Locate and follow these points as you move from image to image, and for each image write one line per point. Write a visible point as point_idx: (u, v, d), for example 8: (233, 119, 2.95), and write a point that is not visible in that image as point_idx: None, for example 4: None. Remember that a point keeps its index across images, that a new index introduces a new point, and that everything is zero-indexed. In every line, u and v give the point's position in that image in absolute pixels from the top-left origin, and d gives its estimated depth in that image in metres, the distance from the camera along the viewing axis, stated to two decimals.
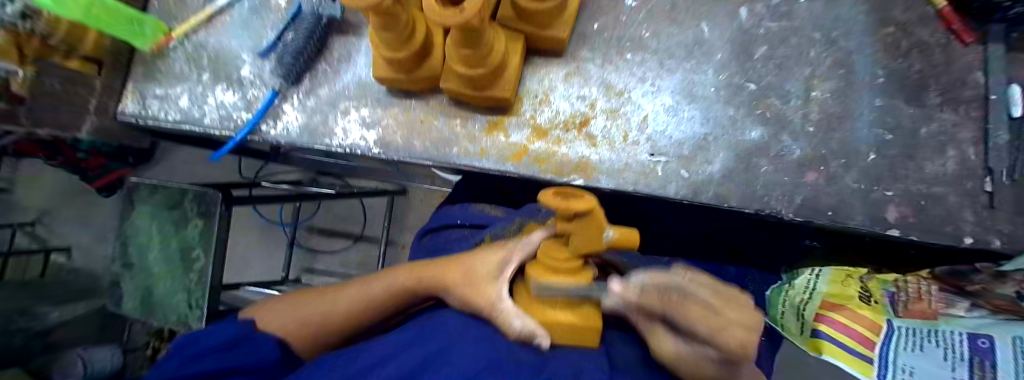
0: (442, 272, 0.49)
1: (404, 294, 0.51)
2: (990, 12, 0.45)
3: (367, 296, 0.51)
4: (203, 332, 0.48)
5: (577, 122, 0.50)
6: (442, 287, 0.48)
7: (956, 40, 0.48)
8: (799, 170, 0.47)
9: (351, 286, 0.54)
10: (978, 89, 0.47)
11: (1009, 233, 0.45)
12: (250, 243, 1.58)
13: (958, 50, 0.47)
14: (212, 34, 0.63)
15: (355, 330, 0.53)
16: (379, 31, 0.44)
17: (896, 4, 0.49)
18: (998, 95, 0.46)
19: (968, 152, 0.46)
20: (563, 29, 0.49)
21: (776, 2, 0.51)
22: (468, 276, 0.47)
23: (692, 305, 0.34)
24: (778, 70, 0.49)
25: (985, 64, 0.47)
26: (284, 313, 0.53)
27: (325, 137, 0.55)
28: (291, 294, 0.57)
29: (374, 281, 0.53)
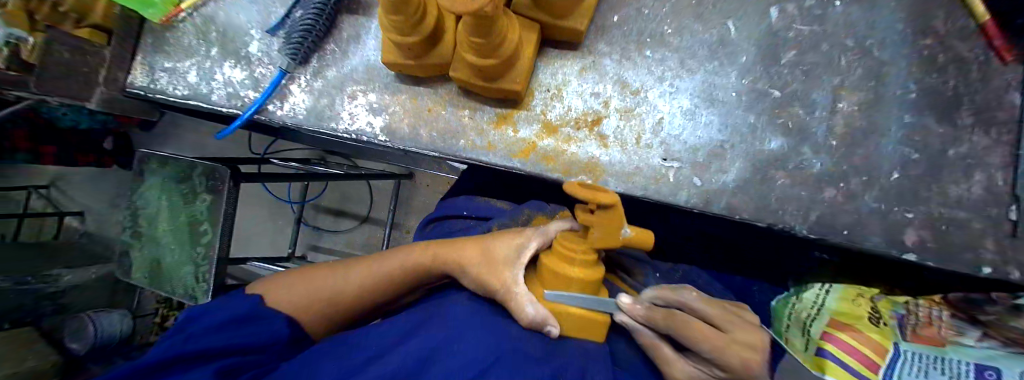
0: (457, 253, 0.48)
1: (416, 272, 0.50)
2: None
3: (380, 276, 0.51)
4: (209, 308, 0.48)
5: (588, 120, 0.49)
6: (457, 269, 0.48)
7: (996, 57, 0.43)
8: (817, 185, 0.46)
9: (360, 264, 0.53)
10: (1016, 110, 0.43)
11: None
12: (258, 218, 1.60)
13: (997, 67, 0.43)
14: (221, 6, 0.61)
15: (367, 307, 0.53)
16: (388, 14, 0.42)
17: (936, 15, 0.45)
18: None
19: (996, 178, 0.43)
20: (582, 21, 0.47)
21: (810, 4, 0.48)
22: (485, 257, 0.46)
23: (708, 332, 0.41)
24: (805, 77, 0.47)
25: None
26: (291, 287, 0.51)
27: (330, 121, 0.55)
28: (291, 270, 0.55)
29: (387, 257, 0.52)
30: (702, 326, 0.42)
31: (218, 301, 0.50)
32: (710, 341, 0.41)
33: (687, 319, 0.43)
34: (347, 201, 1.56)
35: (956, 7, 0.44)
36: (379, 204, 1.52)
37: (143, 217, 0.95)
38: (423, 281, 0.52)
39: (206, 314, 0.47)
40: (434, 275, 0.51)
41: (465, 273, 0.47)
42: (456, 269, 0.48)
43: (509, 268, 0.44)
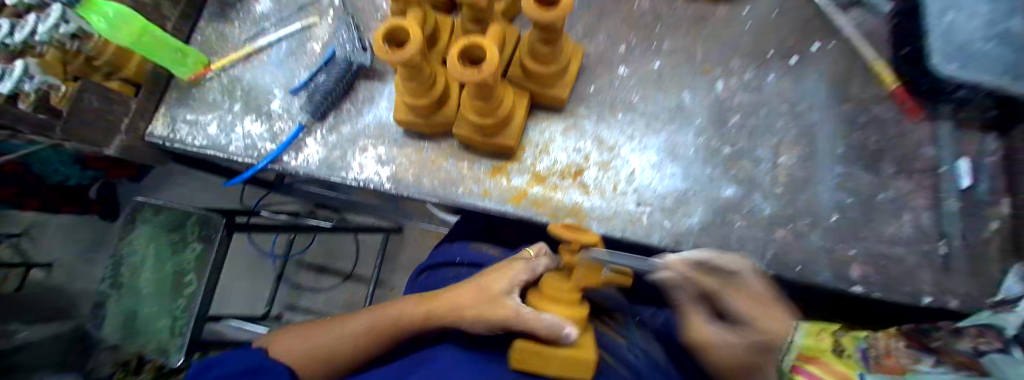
0: (456, 296, 0.50)
1: (417, 320, 0.52)
2: (937, 93, 0.54)
3: (384, 322, 0.53)
4: (218, 359, 0.49)
5: (572, 171, 0.56)
6: (456, 312, 0.50)
7: (908, 115, 0.57)
8: (769, 227, 0.53)
9: (365, 314, 0.55)
10: (930, 160, 0.55)
11: (965, 293, 0.50)
12: (236, 273, 1.55)
13: (909, 123, 0.57)
14: (248, 70, 0.70)
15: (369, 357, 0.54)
16: (404, 82, 0.51)
17: (855, 84, 0.59)
18: (947, 167, 0.54)
19: (922, 218, 0.53)
20: (564, 89, 0.56)
21: (747, 79, 0.59)
22: (483, 297, 0.48)
23: (741, 292, 0.48)
24: (750, 137, 0.56)
25: (937, 137, 0.55)
26: (298, 339, 0.53)
27: (341, 170, 0.60)
28: (297, 326, 0.57)
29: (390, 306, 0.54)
30: (742, 290, 0.48)
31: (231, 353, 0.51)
32: (738, 298, 0.48)
33: (723, 281, 0.49)
34: (332, 257, 1.55)
35: (869, 78, 0.59)
36: (365, 260, 1.53)
37: None
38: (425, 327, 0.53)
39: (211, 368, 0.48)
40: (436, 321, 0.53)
41: (464, 315, 0.49)
42: (456, 313, 0.50)
43: (504, 302, 0.47)
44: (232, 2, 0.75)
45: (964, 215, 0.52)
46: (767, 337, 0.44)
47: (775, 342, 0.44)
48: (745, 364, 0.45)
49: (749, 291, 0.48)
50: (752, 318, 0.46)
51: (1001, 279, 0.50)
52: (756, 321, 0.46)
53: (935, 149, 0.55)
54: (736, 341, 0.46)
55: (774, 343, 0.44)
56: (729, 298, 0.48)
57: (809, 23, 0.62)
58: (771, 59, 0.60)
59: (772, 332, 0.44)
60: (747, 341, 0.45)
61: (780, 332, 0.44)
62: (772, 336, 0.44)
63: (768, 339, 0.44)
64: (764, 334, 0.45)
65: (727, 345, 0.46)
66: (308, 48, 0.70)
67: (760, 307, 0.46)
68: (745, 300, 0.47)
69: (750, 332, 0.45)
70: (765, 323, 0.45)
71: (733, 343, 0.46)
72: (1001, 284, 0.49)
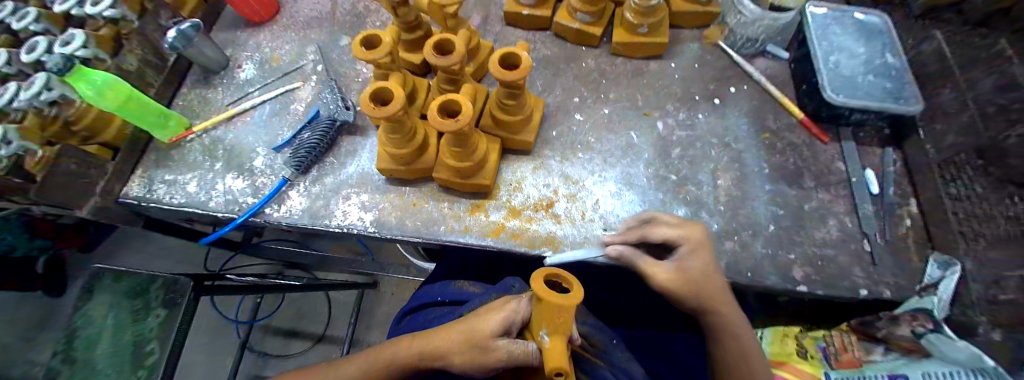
0: (443, 341, 0.44)
1: (405, 368, 0.47)
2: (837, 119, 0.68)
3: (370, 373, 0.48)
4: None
5: (544, 204, 0.62)
6: (446, 359, 0.44)
7: (819, 140, 0.69)
8: (719, 239, 0.60)
9: (345, 366, 0.49)
10: (841, 174, 0.66)
11: (893, 283, 0.58)
12: (195, 346, 1.43)
13: (821, 145, 0.68)
14: (230, 131, 0.74)
15: None
16: (387, 134, 0.56)
17: (770, 117, 0.71)
18: (858, 177, 0.65)
19: (843, 222, 0.62)
20: (530, 134, 0.64)
21: (682, 118, 0.70)
22: (470, 337, 0.42)
23: (668, 224, 0.51)
24: (692, 165, 0.65)
25: (843, 154, 0.67)
26: None
27: (324, 218, 0.63)
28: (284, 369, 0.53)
29: (372, 356, 0.48)
30: (667, 222, 0.51)
31: None
32: (665, 229, 0.50)
33: (652, 225, 0.51)
34: (303, 318, 1.48)
35: (782, 110, 0.72)
36: (337, 320, 1.46)
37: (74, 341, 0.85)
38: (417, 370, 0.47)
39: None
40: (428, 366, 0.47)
41: (454, 361, 0.43)
42: (445, 359, 0.44)
43: (493, 343, 0.40)
44: (216, 70, 0.80)
45: (874, 216, 0.63)
46: (687, 244, 0.48)
47: (702, 246, 0.49)
48: (691, 283, 0.48)
49: (666, 223, 0.51)
50: (674, 236, 0.49)
51: (922, 270, 0.59)
52: (682, 238, 0.49)
53: (845, 166, 0.67)
54: (695, 261, 0.48)
55: (694, 244, 0.49)
56: (654, 234, 0.50)
57: (725, 71, 0.75)
58: (699, 101, 0.72)
59: (687, 238, 0.48)
60: (682, 260, 0.49)
61: (700, 238, 0.49)
62: (693, 243, 0.49)
63: (697, 246, 0.48)
64: (692, 241, 0.49)
65: (681, 277, 0.48)
66: (290, 109, 0.75)
67: (677, 226, 0.50)
68: (667, 230, 0.50)
69: (687, 248, 0.48)
70: (676, 235, 0.49)
71: (676, 273, 0.48)
72: (923, 272, 0.58)
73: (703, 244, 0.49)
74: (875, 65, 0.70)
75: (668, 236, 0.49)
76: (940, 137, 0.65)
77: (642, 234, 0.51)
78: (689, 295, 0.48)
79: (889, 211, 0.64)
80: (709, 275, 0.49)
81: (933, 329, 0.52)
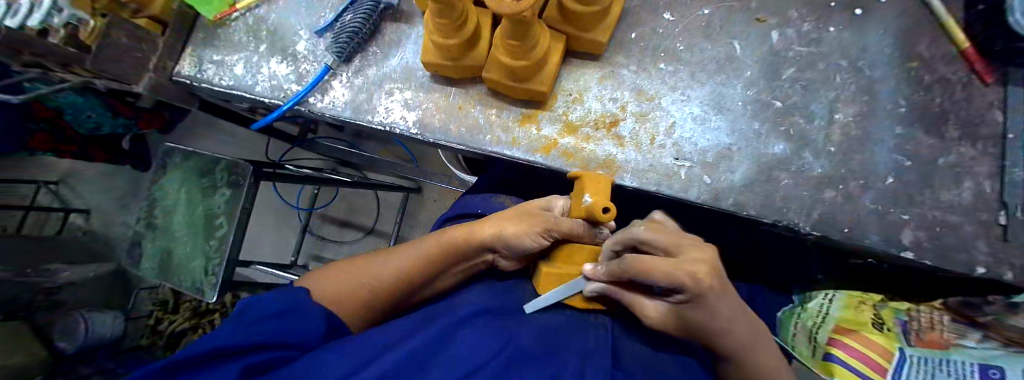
0: (498, 223, 0.47)
1: (456, 251, 0.49)
2: (1013, 56, 0.49)
3: (422, 257, 0.49)
4: (261, 295, 0.44)
5: (607, 122, 0.53)
6: (498, 236, 0.47)
7: (977, 80, 0.51)
8: (818, 186, 0.50)
9: (404, 248, 0.51)
10: (996, 127, 0.50)
11: (1021, 267, 0.46)
12: (264, 225, 1.59)
13: (979, 88, 0.51)
14: (274, 11, 0.68)
15: (411, 290, 0.51)
16: (434, 18, 0.47)
17: (927, 39, 0.53)
18: (1015, 134, 0.49)
19: (984, 186, 0.49)
20: (602, 34, 0.52)
21: (806, 29, 0.54)
22: (522, 215, 0.46)
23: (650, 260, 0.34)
24: (804, 91, 0.52)
25: (1004, 103, 0.50)
26: (339, 275, 0.49)
27: (367, 114, 0.59)
28: (338, 261, 0.53)
29: (429, 238, 0.51)
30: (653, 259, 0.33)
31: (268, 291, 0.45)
32: (657, 268, 0.33)
33: (638, 260, 0.34)
34: (354, 213, 1.57)
35: (939, 35, 0.53)
36: (386, 216, 1.54)
37: (161, 208, 0.97)
38: (466, 254, 0.50)
39: (197, 340, 0.40)
40: (479, 250, 0.49)
41: (507, 236, 0.46)
42: (499, 239, 0.47)
43: (542, 213, 0.44)
44: None
45: None
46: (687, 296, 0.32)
47: (711, 291, 0.32)
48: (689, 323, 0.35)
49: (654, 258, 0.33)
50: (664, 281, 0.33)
51: None
52: (681, 289, 0.32)
53: (1003, 117, 0.50)
54: (696, 308, 0.34)
55: (703, 294, 0.32)
56: (640, 279, 0.34)
57: None
58: (833, 9, 0.55)
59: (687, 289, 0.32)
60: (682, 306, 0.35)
61: (709, 281, 0.32)
62: (695, 292, 0.32)
63: (705, 293, 0.32)
64: (690, 290, 0.32)
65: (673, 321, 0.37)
66: None
67: (664, 269, 0.32)
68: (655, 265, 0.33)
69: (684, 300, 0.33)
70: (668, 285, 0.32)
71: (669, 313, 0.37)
72: None
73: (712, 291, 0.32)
74: None
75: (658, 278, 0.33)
76: None
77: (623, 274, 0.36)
78: (689, 332, 0.37)
79: None
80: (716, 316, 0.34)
81: None
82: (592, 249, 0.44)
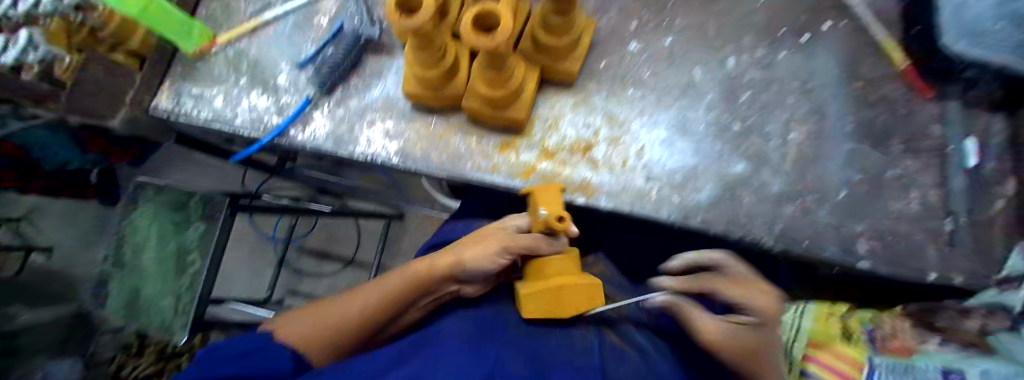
0: (462, 250, 0.50)
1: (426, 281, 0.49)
2: (945, 74, 0.55)
3: (385, 292, 0.49)
4: (227, 340, 0.44)
5: (581, 146, 0.56)
6: (458, 262, 0.49)
7: (920, 95, 0.57)
8: (778, 202, 0.53)
9: (371, 284, 0.51)
10: (937, 140, 0.55)
11: (968, 270, 0.51)
12: (238, 259, 1.54)
13: (922, 102, 0.56)
14: (255, 44, 0.70)
15: (383, 325, 0.50)
16: (415, 52, 0.50)
17: (868, 62, 0.58)
18: (955, 146, 0.55)
19: (929, 195, 0.53)
20: (574, 64, 0.55)
21: (759, 56, 0.59)
22: (481, 239, 0.49)
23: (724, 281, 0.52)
24: (761, 113, 0.57)
25: (944, 118, 0.56)
26: (307, 320, 0.48)
27: (348, 144, 0.60)
28: (303, 307, 0.52)
29: (396, 272, 0.51)
30: (733, 282, 0.51)
31: (237, 337, 0.45)
32: (732, 289, 0.50)
33: (722, 281, 0.52)
34: (333, 242, 1.54)
35: (879, 58, 0.58)
36: (367, 244, 1.53)
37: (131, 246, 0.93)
38: (434, 284, 0.50)
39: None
40: (447, 278, 0.51)
41: (468, 260, 0.48)
42: (465, 265, 0.49)
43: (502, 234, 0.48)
44: None
45: (964, 193, 0.53)
46: (755, 313, 0.48)
47: (772, 318, 0.48)
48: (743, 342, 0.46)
49: (727, 279, 0.52)
50: (740, 299, 0.49)
51: (1003, 259, 0.51)
52: (754, 305, 0.48)
53: (942, 130, 0.56)
54: (753, 325, 0.47)
55: (765, 319, 0.47)
56: (719, 292, 0.51)
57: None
58: (783, 37, 0.60)
59: (761, 310, 0.48)
60: (742, 325, 0.47)
61: (773, 312, 0.48)
62: (765, 316, 0.47)
63: (766, 314, 0.47)
64: (764, 313, 0.48)
65: (727, 337, 0.47)
66: (314, 21, 0.70)
67: (741, 291, 0.50)
68: (740, 288, 0.50)
69: (752, 317, 0.47)
70: (751, 303, 0.48)
71: (727, 332, 0.47)
72: (1004, 262, 0.51)
73: (767, 307, 0.48)
74: None
75: (738, 294, 0.50)
76: None
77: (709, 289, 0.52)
78: (740, 360, 0.46)
79: (981, 189, 0.54)
80: (764, 342, 0.46)
81: (1010, 327, 0.48)
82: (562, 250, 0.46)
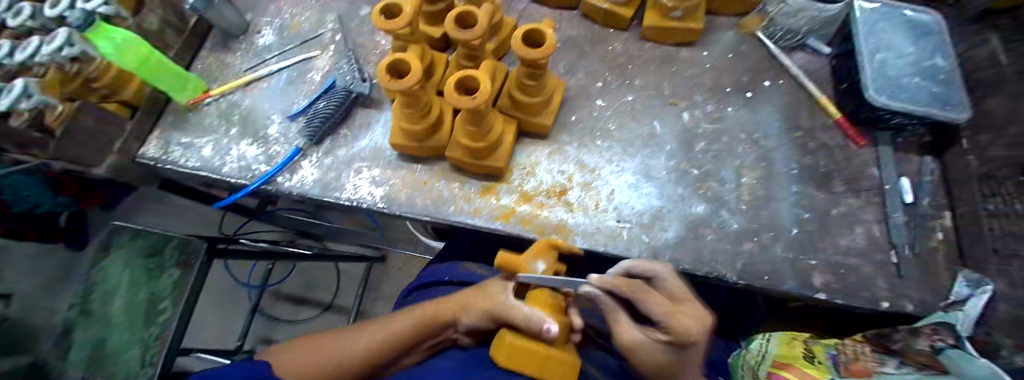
0: (462, 301, 0.53)
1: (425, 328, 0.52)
2: (871, 122, 0.62)
3: (394, 334, 0.52)
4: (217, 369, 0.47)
5: (556, 191, 0.60)
6: (459, 310, 0.52)
7: (853, 143, 0.64)
8: (737, 240, 0.57)
9: (369, 327, 0.54)
10: (874, 180, 0.62)
11: (917, 298, 0.54)
12: (209, 307, 1.48)
13: (855, 149, 0.63)
14: (247, 97, 0.73)
15: (377, 367, 0.53)
16: (402, 108, 0.54)
17: (805, 115, 0.66)
18: (891, 184, 0.61)
19: (873, 230, 0.59)
20: (548, 117, 0.61)
21: (709, 110, 0.66)
22: (479, 292, 0.52)
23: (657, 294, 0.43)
24: (715, 160, 0.63)
25: (879, 160, 0.62)
26: (301, 355, 0.51)
27: (335, 190, 0.62)
28: (302, 339, 0.56)
29: (396, 318, 0.54)
30: (656, 294, 0.42)
31: (228, 365, 0.48)
32: (658, 305, 0.41)
33: (643, 290, 0.43)
34: (312, 287, 1.51)
35: (815, 111, 0.66)
36: (347, 289, 1.49)
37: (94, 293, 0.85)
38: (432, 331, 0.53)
39: None
40: (445, 326, 0.53)
41: (467, 310, 0.51)
42: (463, 314, 0.52)
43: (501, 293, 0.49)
44: (235, 35, 0.79)
45: (905, 227, 0.58)
46: (673, 335, 0.39)
47: (695, 344, 0.39)
48: (669, 364, 0.41)
49: (653, 292, 0.43)
50: (664, 319, 0.40)
51: (949, 287, 0.55)
52: (681, 331, 0.38)
53: (878, 171, 0.62)
54: (670, 350, 0.40)
55: (682, 342, 0.39)
56: (641, 303, 0.42)
57: (761, 63, 0.70)
58: (729, 94, 0.68)
59: (688, 337, 0.38)
60: (658, 344, 0.41)
61: (699, 334, 0.39)
62: (682, 341, 0.39)
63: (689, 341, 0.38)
64: (675, 332, 0.39)
65: (649, 353, 0.42)
66: (307, 77, 0.75)
67: (674, 311, 0.40)
68: (662, 303, 0.41)
69: (668, 339, 0.40)
70: (672, 324, 0.39)
71: (645, 346, 0.42)
72: (950, 290, 0.55)
73: (690, 334, 0.38)
74: (924, 66, 0.62)
75: (659, 312, 0.41)
76: (983, 148, 0.58)
77: (635, 296, 0.43)
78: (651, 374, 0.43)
79: (918, 224, 0.59)
80: (684, 361, 0.41)
81: (953, 345, 0.48)
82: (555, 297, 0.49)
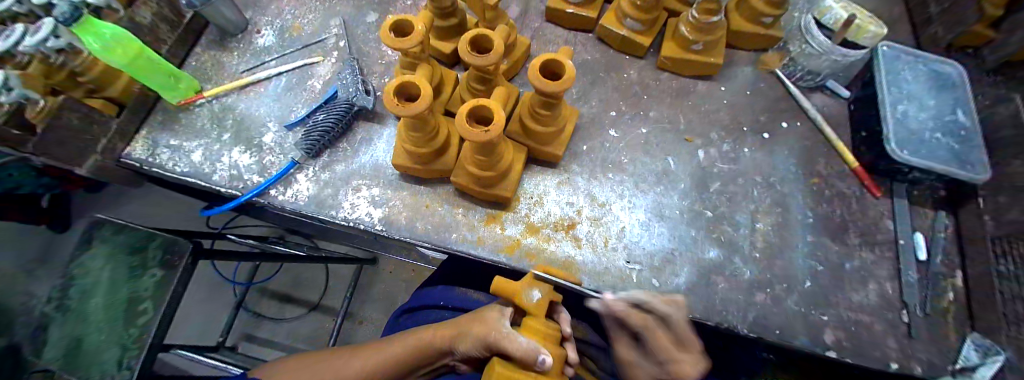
0: (461, 326, 0.49)
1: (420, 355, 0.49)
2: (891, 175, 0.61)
3: (388, 358, 0.48)
4: None
5: (565, 224, 0.58)
6: (455, 337, 0.48)
7: (869, 193, 0.62)
8: (749, 290, 0.55)
9: (360, 351, 0.50)
10: (888, 233, 0.60)
11: (927, 360, 0.52)
12: (191, 303, 1.43)
13: (871, 199, 0.62)
14: (243, 100, 0.70)
15: None
16: (408, 131, 0.51)
17: (822, 159, 0.65)
18: (906, 239, 0.59)
19: (885, 287, 0.57)
20: (560, 147, 0.58)
21: (725, 150, 0.64)
22: (479, 318, 0.48)
23: (665, 336, 0.46)
24: (729, 203, 0.61)
25: (893, 213, 0.61)
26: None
27: (331, 208, 0.59)
28: (290, 359, 0.52)
29: (390, 341, 0.50)
30: (666, 336, 0.46)
31: None
32: (662, 343, 0.46)
33: (652, 331, 0.46)
34: (298, 287, 1.46)
35: (832, 157, 0.65)
36: (334, 291, 1.45)
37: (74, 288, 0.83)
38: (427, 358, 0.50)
39: None
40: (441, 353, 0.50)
41: (464, 337, 0.48)
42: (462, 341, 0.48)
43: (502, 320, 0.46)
44: (233, 34, 0.75)
45: (918, 285, 0.57)
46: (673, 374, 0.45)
47: None
48: None
49: (663, 330, 0.46)
50: (665, 362, 0.46)
51: (958, 348, 0.53)
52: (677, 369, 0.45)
53: (893, 225, 0.60)
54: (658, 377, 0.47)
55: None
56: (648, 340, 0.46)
57: (779, 102, 0.68)
58: (746, 133, 0.66)
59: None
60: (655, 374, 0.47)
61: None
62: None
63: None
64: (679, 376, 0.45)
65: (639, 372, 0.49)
66: (307, 84, 0.71)
67: (674, 354, 0.45)
68: (667, 343, 0.46)
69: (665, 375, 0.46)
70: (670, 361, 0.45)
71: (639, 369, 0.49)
72: (959, 353, 0.52)
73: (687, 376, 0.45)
74: (944, 120, 0.61)
75: (663, 355, 0.46)
76: (1001, 211, 0.57)
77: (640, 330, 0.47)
78: None
79: (932, 282, 0.57)
80: None
81: None
82: (551, 326, 0.46)
